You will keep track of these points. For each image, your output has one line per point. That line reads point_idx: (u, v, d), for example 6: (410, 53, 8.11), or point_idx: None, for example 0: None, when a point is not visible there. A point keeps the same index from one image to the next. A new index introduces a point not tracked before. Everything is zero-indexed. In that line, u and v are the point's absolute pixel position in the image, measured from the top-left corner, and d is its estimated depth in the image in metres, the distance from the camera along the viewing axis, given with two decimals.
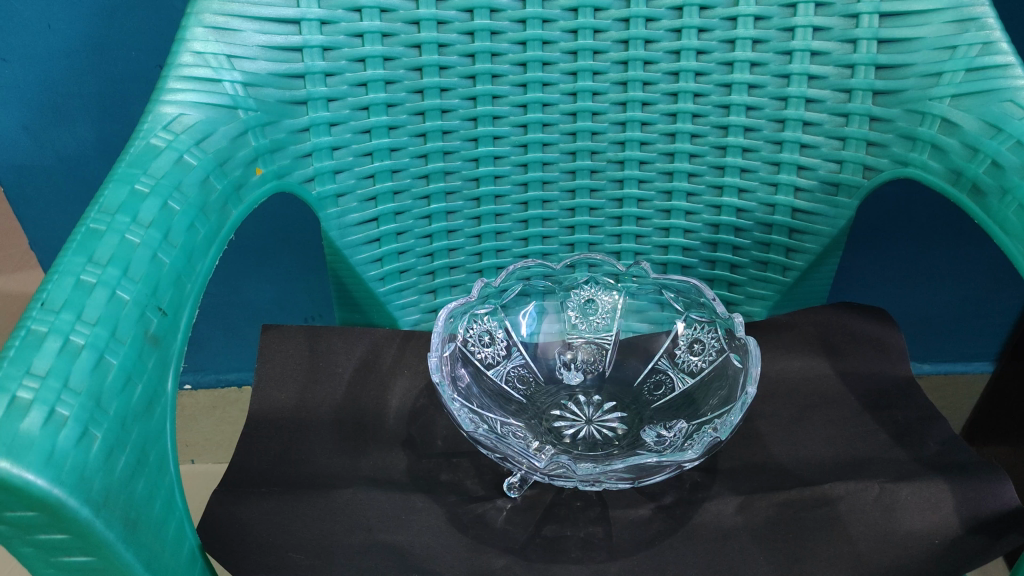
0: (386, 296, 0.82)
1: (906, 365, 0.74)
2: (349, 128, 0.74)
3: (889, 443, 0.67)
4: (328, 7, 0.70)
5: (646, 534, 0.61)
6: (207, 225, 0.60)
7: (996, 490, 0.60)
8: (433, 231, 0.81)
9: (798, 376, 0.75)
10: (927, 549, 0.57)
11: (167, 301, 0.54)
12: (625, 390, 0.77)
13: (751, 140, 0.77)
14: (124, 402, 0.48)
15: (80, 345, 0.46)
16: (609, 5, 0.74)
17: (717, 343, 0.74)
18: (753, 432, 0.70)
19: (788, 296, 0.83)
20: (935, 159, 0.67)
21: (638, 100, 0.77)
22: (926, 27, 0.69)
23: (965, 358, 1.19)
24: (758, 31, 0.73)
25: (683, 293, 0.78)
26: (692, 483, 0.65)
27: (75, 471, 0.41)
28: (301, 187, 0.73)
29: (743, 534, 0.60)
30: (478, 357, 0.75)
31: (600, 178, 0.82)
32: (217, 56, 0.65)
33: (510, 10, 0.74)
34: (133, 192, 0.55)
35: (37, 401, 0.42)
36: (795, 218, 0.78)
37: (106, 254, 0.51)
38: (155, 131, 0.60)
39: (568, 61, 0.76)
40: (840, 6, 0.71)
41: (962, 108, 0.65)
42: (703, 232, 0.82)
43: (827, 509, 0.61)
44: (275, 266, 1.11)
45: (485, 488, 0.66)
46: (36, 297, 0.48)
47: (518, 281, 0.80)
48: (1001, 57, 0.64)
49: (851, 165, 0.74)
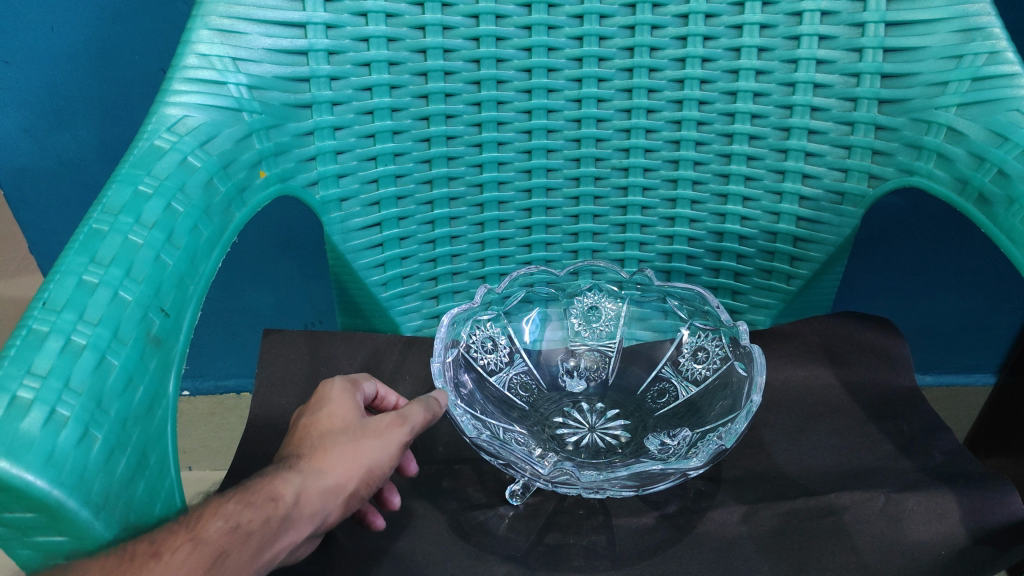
0: (388, 301, 0.81)
1: (911, 375, 0.74)
2: (354, 132, 0.74)
3: (895, 453, 0.67)
4: (334, 11, 0.70)
5: (650, 543, 0.60)
6: (210, 227, 0.60)
7: (1002, 501, 0.60)
8: (437, 237, 0.81)
9: (802, 386, 0.75)
10: (933, 559, 0.57)
11: (170, 303, 0.54)
12: (628, 398, 0.76)
13: (756, 149, 0.77)
14: (125, 404, 0.47)
15: (81, 345, 0.46)
16: (615, 12, 0.74)
17: (722, 351, 0.74)
18: (757, 440, 0.70)
19: (792, 305, 0.83)
20: (941, 168, 0.67)
21: (643, 107, 0.77)
22: (932, 36, 0.68)
23: (967, 370, 1.19)
24: (764, 39, 0.73)
25: (688, 301, 0.78)
26: (696, 492, 0.65)
27: (75, 473, 0.41)
28: (305, 190, 0.73)
29: (748, 544, 0.59)
30: (481, 363, 0.75)
31: (603, 185, 0.81)
32: (222, 58, 0.65)
33: (516, 16, 0.73)
34: (137, 193, 0.55)
35: (37, 400, 0.42)
36: (800, 227, 0.78)
37: (109, 254, 0.51)
38: (160, 133, 0.60)
39: (574, 67, 0.76)
40: (846, 15, 0.71)
41: (968, 117, 0.65)
42: (707, 241, 0.82)
43: (833, 519, 0.60)
44: (276, 272, 1.10)
45: (487, 495, 0.65)
46: (38, 297, 0.48)
47: (520, 288, 0.79)
48: (1007, 67, 0.64)
49: (856, 174, 0.74)
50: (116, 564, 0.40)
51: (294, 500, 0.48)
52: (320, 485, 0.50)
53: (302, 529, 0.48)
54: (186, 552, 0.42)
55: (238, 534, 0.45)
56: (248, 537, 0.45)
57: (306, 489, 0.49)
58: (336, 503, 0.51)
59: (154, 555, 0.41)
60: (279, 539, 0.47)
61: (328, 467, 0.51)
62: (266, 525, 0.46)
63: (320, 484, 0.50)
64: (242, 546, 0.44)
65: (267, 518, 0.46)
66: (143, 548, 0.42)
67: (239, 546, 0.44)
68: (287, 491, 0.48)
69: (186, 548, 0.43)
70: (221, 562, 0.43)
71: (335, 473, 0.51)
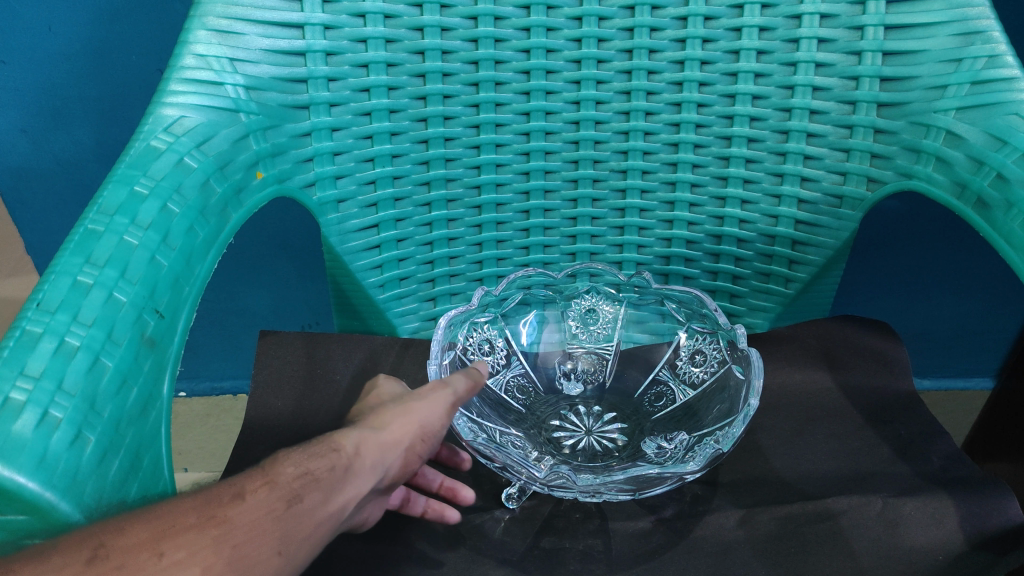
0: (385, 303, 0.81)
1: (909, 379, 0.74)
2: (352, 133, 0.74)
3: (892, 457, 0.67)
4: (332, 12, 0.70)
5: (647, 547, 0.60)
6: (206, 228, 0.59)
7: (999, 506, 0.60)
8: (434, 238, 0.81)
9: (800, 389, 0.74)
10: (930, 565, 0.57)
11: (165, 304, 0.53)
12: (626, 401, 0.76)
13: (754, 151, 0.77)
14: (119, 405, 0.47)
15: (75, 346, 0.46)
16: (613, 14, 0.74)
17: (719, 355, 0.73)
18: (754, 444, 0.70)
19: (789, 309, 0.83)
20: (939, 171, 0.67)
21: (641, 109, 0.77)
22: (931, 40, 0.68)
23: (965, 374, 1.18)
24: (763, 42, 0.73)
25: (685, 303, 0.78)
26: (693, 496, 0.64)
27: (67, 474, 0.42)
28: (302, 191, 0.72)
29: (745, 548, 0.59)
30: (477, 365, 0.74)
31: (602, 187, 0.81)
32: (220, 59, 0.65)
33: (515, 18, 0.73)
34: (132, 194, 0.55)
35: (30, 402, 0.42)
36: (799, 230, 0.78)
37: (104, 255, 0.51)
38: (156, 133, 0.60)
39: (572, 69, 0.76)
40: (845, 18, 0.71)
41: (967, 121, 0.65)
42: (705, 243, 0.82)
43: (830, 524, 0.60)
44: (273, 273, 1.10)
45: (484, 498, 0.65)
46: (33, 298, 0.47)
47: (518, 290, 0.80)
48: (1006, 71, 0.64)
49: (855, 177, 0.74)
50: (205, 503, 0.42)
51: (355, 452, 0.49)
52: (380, 439, 0.50)
53: (365, 481, 0.48)
54: (265, 493, 0.44)
55: (308, 479, 0.45)
56: (318, 483, 0.46)
57: (365, 442, 0.50)
58: (396, 457, 0.51)
59: (235, 496, 0.43)
60: (346, 489, 0.47)
61: (385, 423, 0.51)
62: (332, 472, 0.47)
63: (379, 438, 0.50)
64: (314, 490, 0.45)
65: (331, 467, 0.47)
66: (227, 489, 0.44)
67: (311, 490, 0.45)
68: (348, 444, 0.49)
69: (263, 490, 0.44)
70: (298, 503, 0.44)
71: (391, 428, 0.51)
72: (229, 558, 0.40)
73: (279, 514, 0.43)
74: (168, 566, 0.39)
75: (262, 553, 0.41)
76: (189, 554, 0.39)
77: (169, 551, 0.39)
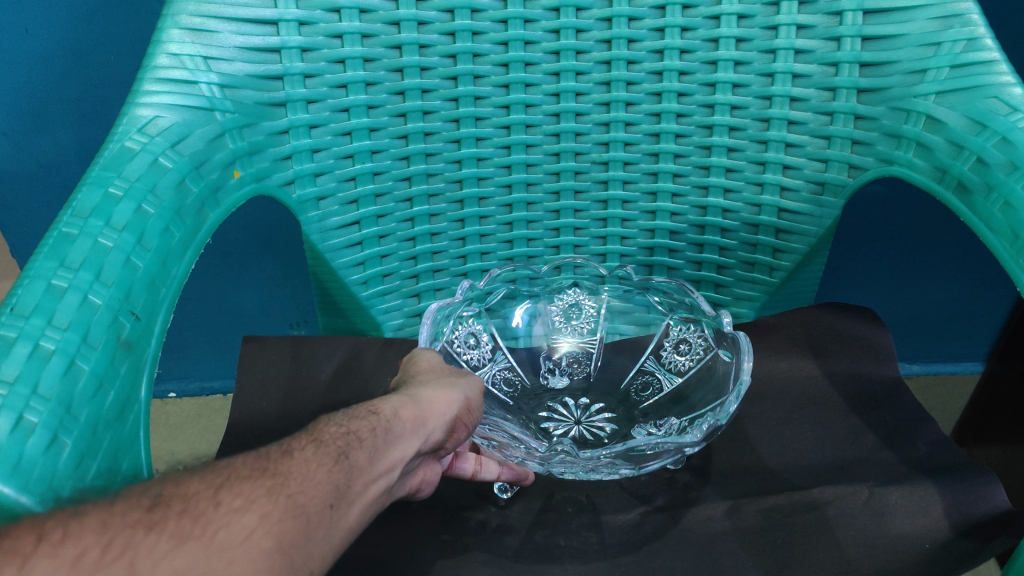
0: (369, 300, 0.81)
1: (893, 365, 0.73)
2: (330, 130, 0.73)
3: (878, 444, 0.67)
4: (306, 8, 0.69)
5: (636, 538, 0.60)
6: (182, 228, 0.59)
7: (986, 493, 0.60)
8: (416, 234, 0.80)
9: (786, 378, 0.74)
10: (916, 552, 0.57)
11: (141, 306, 0.53)
12: (613, 392, 0.77)
13: (736, 140, 0.76)
14: (96, 409, 0.47)
15: (50, 351, 0.46)
16: (591, 5, 0.73)
17: (705, 342, 0.74)
18: (741, 433, 0.69)
19: (775, 298, 0.83)
20: (920, 157, 0.67)
21: (622, 100, 0.77)
22: (910, 24, 0.68)
23: (954, 358, 1.19)
24: (741, 30, 0.73)
25: (665, 294, 0.78)
26: (684, 484, 0.65)
27: (43, 480, 0.42)
28: (281, 189, 0.72)
29: (731, 539, 0.59)
30: (465, 359, 0.75)
31: (583, 179, 0.81)
32: (194, 57, 0.64)
33: (491, 10, 0.73)
34: (106, 196, 0.55)
35: (4, 407, 0.42)
36: (782, 218, 0.78)
37: (79, 258, 0.51)
38: (131, 134, 0.59)
39: (551, 61, 0.75)
40: (823, 4, 0.70)
41: (946, 105, 0.65)
42: (688, 233, 0.82)
43: (816, 514, 0.60)
44: (260, 271, 1.10)
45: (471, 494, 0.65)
46: (6, 302, 0.47)
47: (503, 284, 0.79)
48: (985, 54, 0.64)
49: (836, 164, 0.74)
50: (259, 459, 0.44)
51: (392, 414, 0.50)
52: (424, 406, 0.52)
53: (408, 442, 0.50)
54: (313, 450, 0.45)
55: (353, 437, 0.47)
56: (362, 442, 0.47)
57: (404, 407, 0.51)
58: (441, 422, 0.53)
59: (286, 452, 0.45)
60: (392, 450, 0.48)
61: (424, 394, 0.53)
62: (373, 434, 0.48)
63: (422, 404, 0.52)
64: (360, 448, 0.46)
65: (372, 428, 0.48)
66: (277, 448, 0.45)
67: (356, 448, 0.46)
68: (386, 407, 0.50)
69: (312, 447, 0.45)
70: (346, 458, 0.45)
71: (434, 397, 0.53)
72: (287, 506, 0.41)
73: (330, 467, 0.44)
74: (229, 511, 0.39)
75: (317, 501, 0.42)
76: (248, 502, 0.40)
77: (228, 499, 0.40)
